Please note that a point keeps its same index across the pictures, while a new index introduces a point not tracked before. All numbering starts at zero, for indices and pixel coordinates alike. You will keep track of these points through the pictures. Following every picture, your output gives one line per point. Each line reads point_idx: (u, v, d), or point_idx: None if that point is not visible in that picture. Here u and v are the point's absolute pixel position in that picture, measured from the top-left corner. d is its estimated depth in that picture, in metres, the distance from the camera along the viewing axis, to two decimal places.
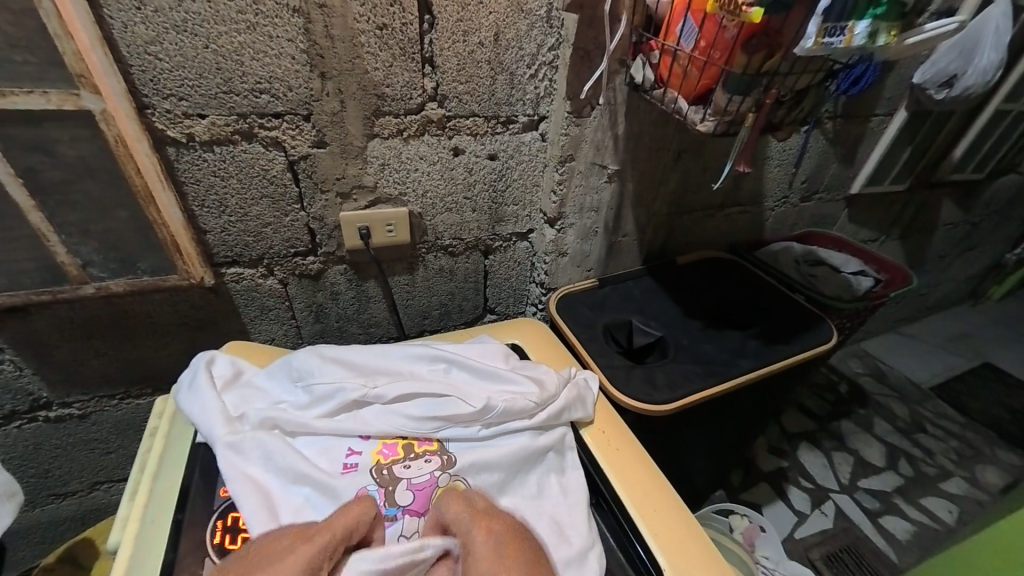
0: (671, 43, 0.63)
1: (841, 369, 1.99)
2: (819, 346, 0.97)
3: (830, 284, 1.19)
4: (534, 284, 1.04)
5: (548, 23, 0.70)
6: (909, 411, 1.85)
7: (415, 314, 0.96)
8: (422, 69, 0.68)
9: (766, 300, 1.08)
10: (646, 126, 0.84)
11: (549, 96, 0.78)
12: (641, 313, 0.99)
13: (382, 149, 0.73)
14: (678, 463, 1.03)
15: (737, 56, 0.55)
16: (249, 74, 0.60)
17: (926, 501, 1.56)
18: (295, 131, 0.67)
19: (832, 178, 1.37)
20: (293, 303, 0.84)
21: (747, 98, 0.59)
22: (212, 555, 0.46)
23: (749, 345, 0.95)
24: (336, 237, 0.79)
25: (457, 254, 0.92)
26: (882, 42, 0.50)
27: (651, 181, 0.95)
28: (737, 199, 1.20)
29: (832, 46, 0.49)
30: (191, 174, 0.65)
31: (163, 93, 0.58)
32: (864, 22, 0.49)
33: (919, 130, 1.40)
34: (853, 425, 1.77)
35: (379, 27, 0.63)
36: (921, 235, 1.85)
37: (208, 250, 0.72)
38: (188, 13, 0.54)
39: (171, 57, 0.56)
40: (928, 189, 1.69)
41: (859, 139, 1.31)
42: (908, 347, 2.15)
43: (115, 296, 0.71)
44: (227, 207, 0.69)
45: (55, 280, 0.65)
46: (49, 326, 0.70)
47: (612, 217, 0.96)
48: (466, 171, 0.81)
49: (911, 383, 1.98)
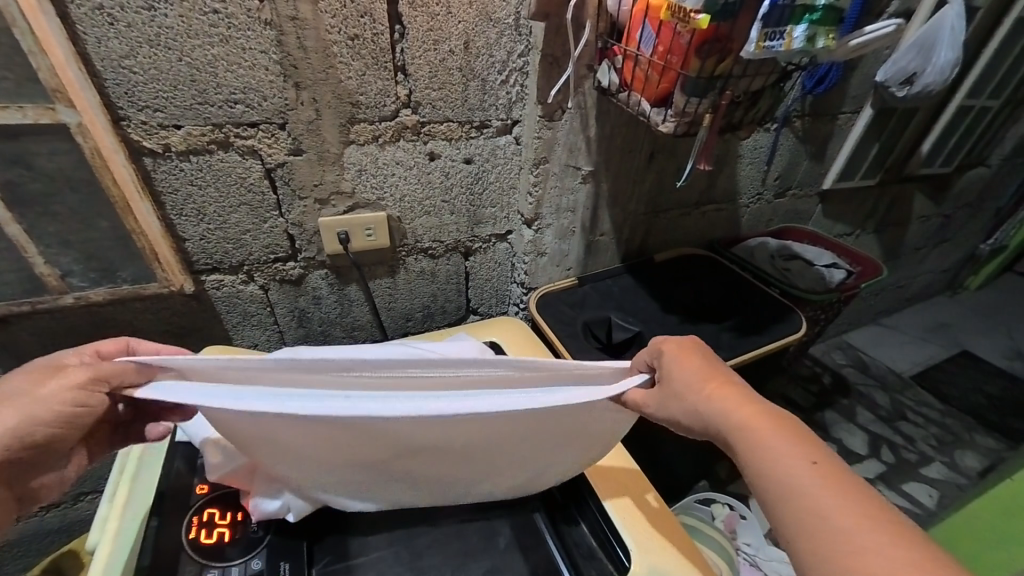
0: (632, 48, 0.65)
1: (824, 361, 2.03)
2: (791, 335, 1.01)
3: (804, 277, 1.23)
4: (516, 284, 1.06)
5: (516, 31, 0.73)
6: (890, 400, 1.90)
7: (398, 317, 0.98)
8: (396, 77, 0.70)
9: (740, 294, 1.11)
10: (618, 128, 0.87)
11: (521, 101, 0.81)
12: (620, 310, 1.02)
13: (358, 155, 0.75)
14: (660, 455, 1.06)
15: (691, 60, 0.58)
16: (223, 85, 0.62)
17: (907, 487, 1.60)
18: (271, 140, 0.69)
19: (804, 175, 1.42)
20: (275, 308, 0.85)
21: (704, 99, 0.62)
22: (186, 550, 0.47)
23: (723, 337, 0.99)
24: (316, 242, 0.81)
25: (437, 256, 0.93)
26: (821, 44, 0.54)
27: (626, 181, 0.97)
28: (712, 197, 1.24)
29: (773, 49, 0.53)
30: (168, 183, 0.66)
31: (138, 105, 0.60)
32: (802, 27, 0.52)
33: (885, 127, 1.46)
34: (836, 416, 1.81)
35: (351, 38, 0.65)
36: (895, 228, 1.91)
37: (188, 257, 0.73)
38: (160, 27, 0.56)
39: (146, 71, 0.58)
40: (899, 184, 1.74)
41: (828, 137, 1.36)
42: (887, 337, 2.21)
43: (95, 305, 0.71)
44: (205, 215, 0.71)
45: (36, 290, 0.66)
46: (31, 338, 0.71)
47: (590, 217, 0.98)
48: (443, 175, 0.83)
49: (892, 372, 2.03)
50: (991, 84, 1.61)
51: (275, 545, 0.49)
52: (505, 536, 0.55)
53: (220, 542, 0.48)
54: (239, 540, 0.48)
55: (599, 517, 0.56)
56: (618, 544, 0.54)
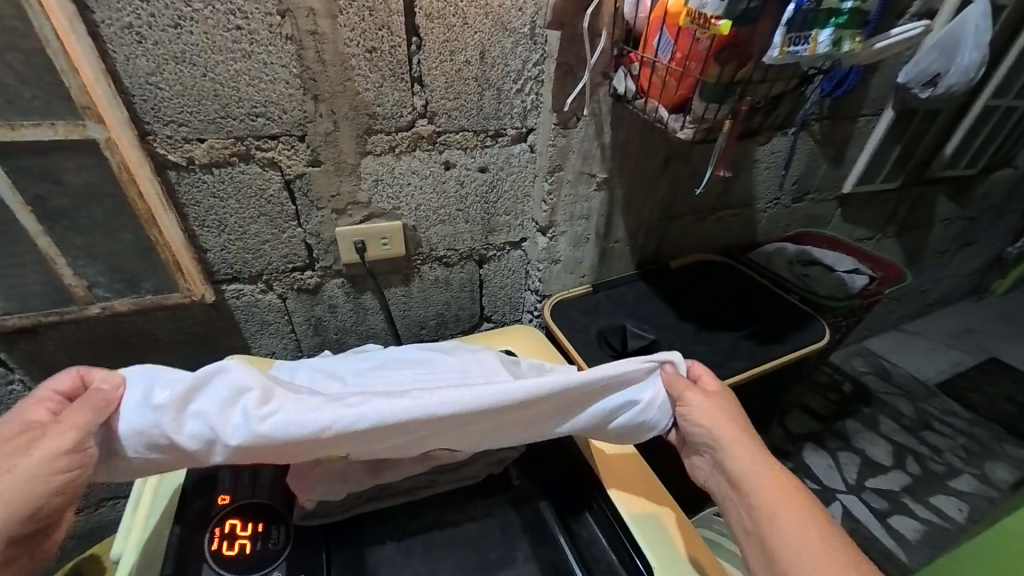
0: (649, 55, 0.65)
1: (844, 368, 1.98)
2: (812, 344, 0.97)
3: (824, 283, 1.20)
4: (530, 291, 1.06)
5: (531, 40, 0.73)
6: (914, 409, 1.84)
7: (412, 325, 0.98)
8: (412, 88, 0.71)
9: (759, 300, 1.08)
10: (632, 134, 0.86)
11: (535, 109, 0.81)
12: (635, 317, 1.00)
13: (375, 165, 0.76)
14: (678, 466, 1.03)
15: (710, 67, 0.57)
16: (245, 99, 0.63)
17: (934, 499, 1.55)
18: (291, 152, 0.70)
19: (823, 179, 1.39)
20: (292, 317, 0.86)
21: (723, 105, 0.61)
22: (208, 562, 0.47)
23: (743, 345, 0.96)
24: (332, 252, 0.82)
25: (451, 264, 0.94)
26: (847, 48, 0.53)
27: (640, 188, 0.96)
28: (728, 202, 1.22)
29: (797, 54, 0.52)
30: (191, 196, 0.68)
31: (164, 120, 0.61)
32: (827, 31, 0.52)
33: (907, 129, 1.42)
34: (858, 425, 1.75)
35: (369, 51, 0.65)
36: (917, 231, 1.86)
37: (209, 268, 0.75)
38: (185, 44, 0.57)
39: (171, 86, 0.59)
40: (921, 187, 1.70)
41: (847, 139, 1.33)
42: (909, 343, 2.15)
43: (119, 315, 0.73)
44: (226, 226, 0.72)
45: (61, 301, 0.68)
46: (57, 347, 0.72)
47: (604, 224, 0.98)
48: (457, 183, 0.84)
49: (915, 380, 1.97)
50: (1017, 83, 1.56)
51: (292, 559, 0.49)
52: (523, 552, 0.53)
53: (241, 554, 0.48)
54: (259, 553, 0.48)
55: (614, 524, 0.56)
56: (636, 553, 0.53)
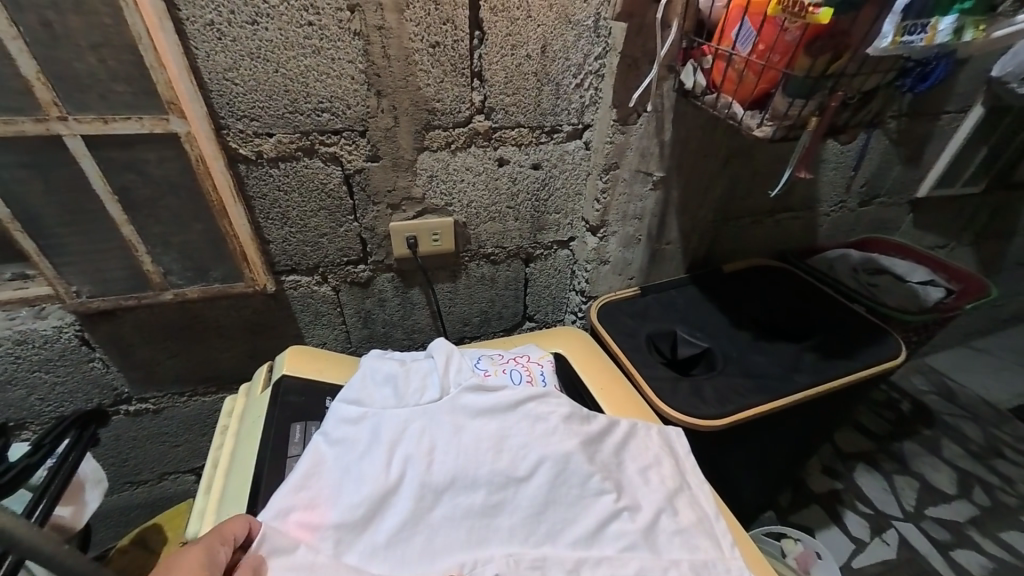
0: (726, 47, 0.61)
1: (902, 384, 1.83)
2: (886, 362, 0.89)
3: (893, 294, 1.11)
4: (574, 292, 1.04)
5: (595, 32, 0.71)
6: (983, 434, 1.69)
7: (456, 321, 0.98)
8: (472, 83, 0.70)
9: (821, 310, 1.01)
10: (694, 131, 0.81)
11: (594, 105, 0.78)
12: (685, 323, 0.96)
13: (431, 161, 0.76)
14: (724, 481, 0.98)
15: (800, 59, 0.53)
16: (312, 94, 0.64)
17: (1005, 534, 1.41)
18: (352, 147, 0.70)
19: (895, 182, 1.28)
20: (344, 309, 0.88)
21: (810, 101, 0.57)
22: None
23: (803, 358, 0.89)
24: (385, 246, 0.83)
25: (498, 261, 0.93)
26: (968, 38, 0.47)
27: (697, 187, 0.92)
28: (788, 204, 1.15)
29: (910, 44, 0.47)
30: (258, 188, 0.70)
31: (237, 115, 0.63)
32: (949, 18, 0.46)
33: (998, 126, 1.28)
34: (916, 447, 1.62)
35: (432, 45, 0.65)
36: (998, 240, 1.68)
37: (271, 258, 0.77)
38: (261, 41, 0.58)
39: (245, 82, 0.61)
40: (1007, 191, 1.54)
41: (926, 139, 1.22)
42: (979, 362, 1.96)
43: (189, 301, 0.77)
44: (289, 218, 0.74)
45: (138, 287, 0.72)
46: (133, 330, 0.77)
47: (657, 225, 0.94)
48: (510, 180, 0.82)
49: (984, 403, 1.80)
50: None
51: None
52: None
53: None
54: None
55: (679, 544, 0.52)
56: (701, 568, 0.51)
